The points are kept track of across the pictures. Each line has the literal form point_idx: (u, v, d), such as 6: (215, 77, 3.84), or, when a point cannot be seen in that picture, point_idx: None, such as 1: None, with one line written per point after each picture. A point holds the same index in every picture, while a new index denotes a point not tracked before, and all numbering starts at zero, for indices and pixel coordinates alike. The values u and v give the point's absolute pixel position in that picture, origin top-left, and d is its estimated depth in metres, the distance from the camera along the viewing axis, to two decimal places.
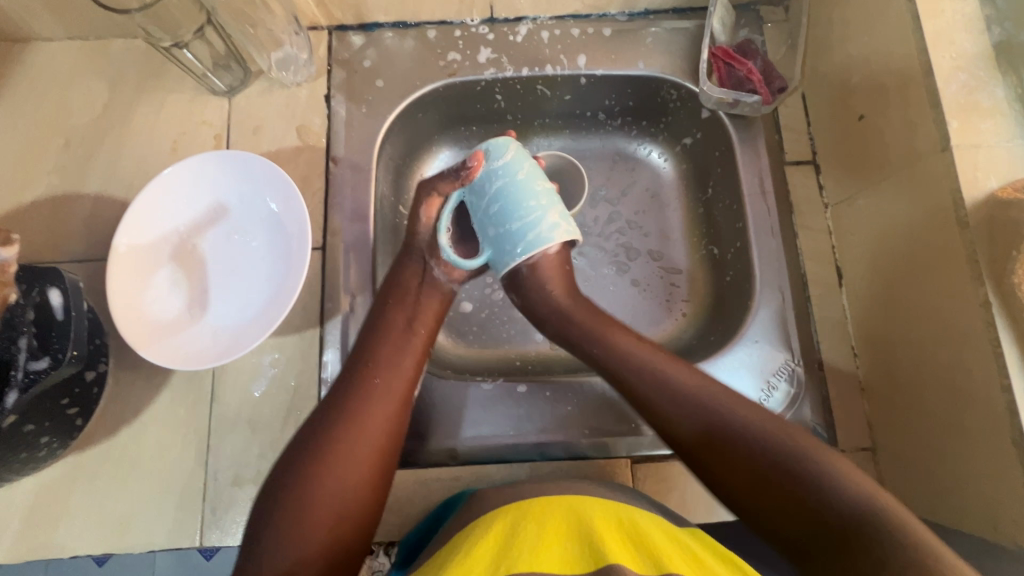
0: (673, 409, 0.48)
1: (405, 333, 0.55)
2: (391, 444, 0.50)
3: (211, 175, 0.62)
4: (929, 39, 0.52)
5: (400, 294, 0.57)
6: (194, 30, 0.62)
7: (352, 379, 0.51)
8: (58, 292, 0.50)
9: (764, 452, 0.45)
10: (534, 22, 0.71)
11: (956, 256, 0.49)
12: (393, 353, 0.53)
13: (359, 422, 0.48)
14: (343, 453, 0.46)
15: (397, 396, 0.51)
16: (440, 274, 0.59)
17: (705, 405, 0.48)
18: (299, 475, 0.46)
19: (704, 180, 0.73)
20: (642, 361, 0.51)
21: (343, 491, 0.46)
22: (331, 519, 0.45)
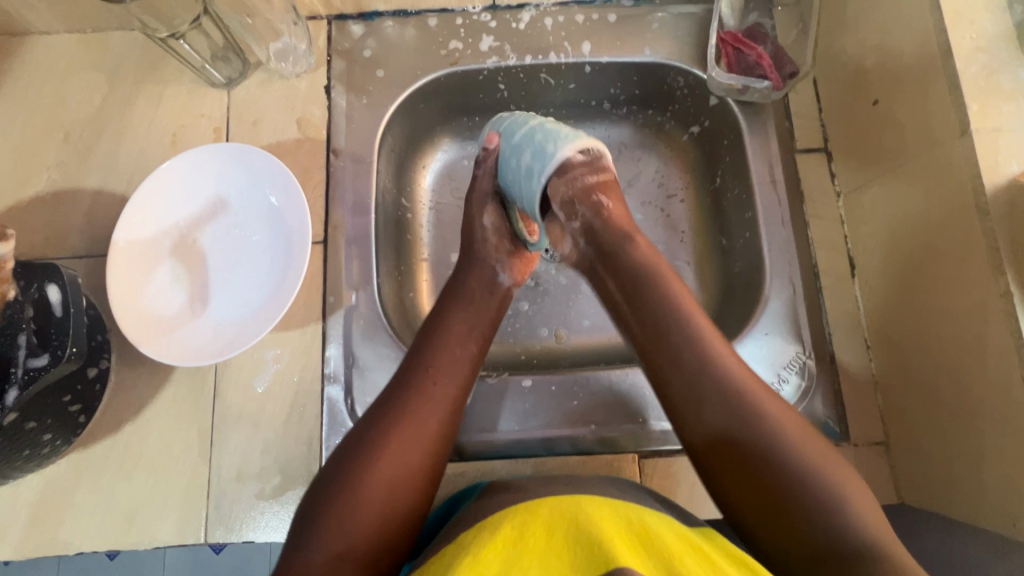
0: (713, 403, 0.45)
1: (465, 334, 0.53)
2: (443, 448, 0.48)
3: (211, 168, 0.61)
4: (948, 19, 0.49)
5: (465, 292, 0.56)
6: (189, 21, 0.60)
7: (411, 379, 0.49)
8: (55, 287, 0.49)
9: (785, 470, 0.42)
10: (537, 9, 0.69)
11: (977, 245, 0.47)
12: (452, 356, 0.51)
13: (415, 423, 0.47)
14: (395, 453, 0.45)
15: (452, 399, 0.50)
16: (505, 277, 0.60)
17: (748, 412, 0.44)
18: (351, 471, 0.45)
19: (712, 169, 0.72)
20: (701, 350, 0.47)
21: (395, 492, 0.45)
22: (380, 519, 0.44)
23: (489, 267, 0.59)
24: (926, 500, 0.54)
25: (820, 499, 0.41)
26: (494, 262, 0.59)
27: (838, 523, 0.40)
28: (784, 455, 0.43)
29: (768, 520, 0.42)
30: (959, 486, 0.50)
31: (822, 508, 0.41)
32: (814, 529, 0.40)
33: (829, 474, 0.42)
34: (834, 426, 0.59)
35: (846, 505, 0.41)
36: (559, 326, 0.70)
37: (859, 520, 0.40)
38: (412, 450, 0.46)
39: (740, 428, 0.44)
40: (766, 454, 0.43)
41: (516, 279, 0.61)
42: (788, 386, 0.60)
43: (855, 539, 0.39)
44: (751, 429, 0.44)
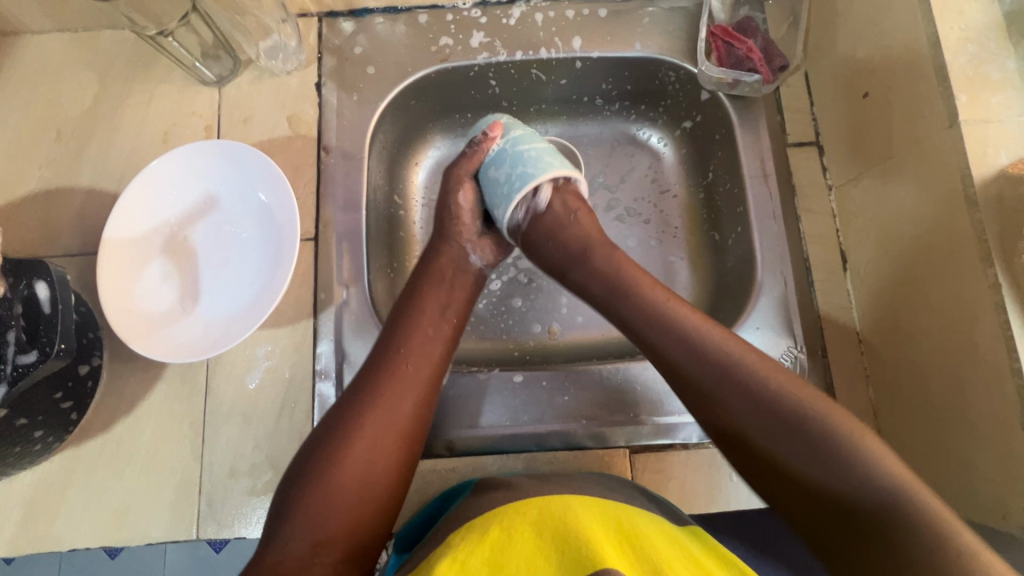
0: (712, 385, 0.46)
1: (437, 318, 0.53)
2: (417, 431, 0.48)
3: (202, 166, 0.61)
4: (936, 11, 0.49)
5: (437, 277, 0.56)
6: (179, 19, 0.60)
7: (380, 365, 0.49)
8: (44, 284, 0.49)
9: (795, 425, 0.43)
10: (528, 5, 0.69)
11: (965, 236, 0.47)
12: (423, 341, 0.51)
13: (386, 409, 0.47)
14: (367, 438, 0.46)
15: (424, 383, 0.50)
16: (476, 258, 0.60)
17: (742, 380, 0.45)
18: (325, 459, 0.45)
19: (704, 164, 0.72)
20: (676, 326, 0.49)
21: (369, 479, 0.45)
22: (354, 506, 0.44)
23: (459, 249, 0.59)
24: None
25: (830, 445, 0.42)
26: (463, 246, 0.59)
27: (859, 490, 0.40)
28: (789, 416, 0.44)
29: (792, 491, 0.43)
30: (946, 479, 0.51)
31: (841, 458, 0.41)
32: (837, 488, 0.41)
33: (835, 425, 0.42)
34: None
35: (865, 450, 0.41)
36: (552, 322, 0.70)
37: (882, 466, 0.40)
38: (383, 436, 0.46)
39: (739, 400, 0.45)
40: (767, 422, 0.44)
41: (489, 260, 0.61)
42: None
43: (881, 488, 0.40)
44: (745, 399, 0.45)
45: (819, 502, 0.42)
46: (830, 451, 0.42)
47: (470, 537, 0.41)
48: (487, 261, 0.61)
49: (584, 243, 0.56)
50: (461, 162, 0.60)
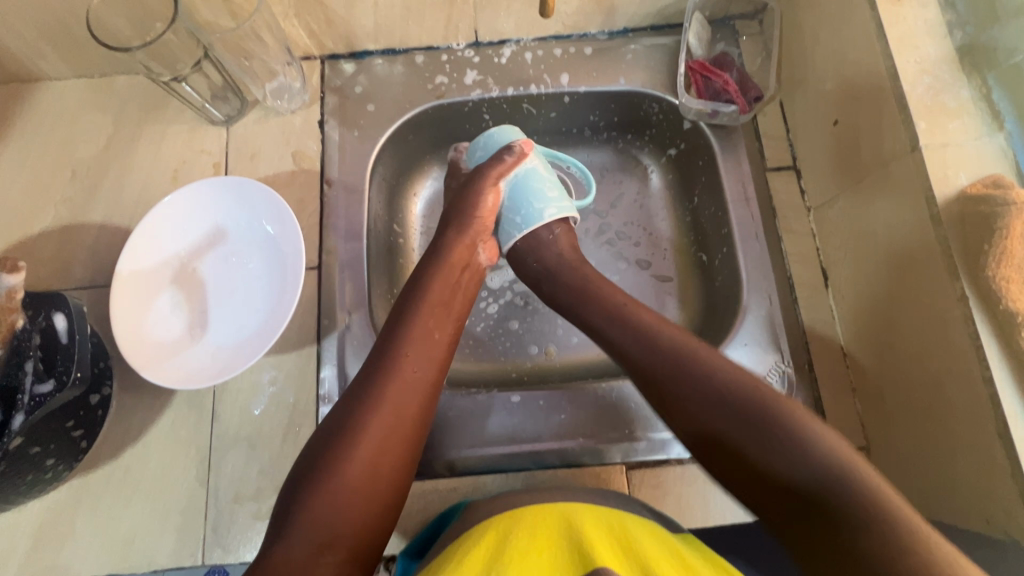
0: (680, 383, 0.48)
1: (438, 319, 0.55)
2: (421, 430, 0.50)
3: (210, 201, 0.64)
4: (892, 46, 0.54)
5: (441, 276, 0.57)
6: (191, 64, 0.65)
7: (385, 366, 0.51)
8: (62, 316, 0.52)
9: (749, 416, 0.45)
10: (518, 44, 0.73)
11: (933, 251, 0.49)
12: (425, 344, 0.53)
13: (392, 409, 0.49)
14: (376, 437, 0.47)
15: (427, 384, 0.51)
16: (485, 260, 0.62)
17: (700, 375, 0.48)
18: (334, 458, 0.46)
19: (690, 189, 0.75)
20: (655, 339, 0.51)
21: (375, 478, 0.46)
22: (363, 502, 0.45)
23: (471, 249, 0.60)
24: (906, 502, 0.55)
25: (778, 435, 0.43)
26: (475, 245, 0.61)
27: (815, 468, 0.41)
28: (744, 409, 0.45)
29: (766, 485, 0.43)
30: (933, 485, 0.52)
31: (785, 441, 0.43)
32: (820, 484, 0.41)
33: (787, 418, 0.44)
34: None
35: (823, 446, 0.42)
36: (549, 343, 0.72)
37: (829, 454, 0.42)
38: (387, 438, 0.48)
39: (693, 390, 0.47)
40: (731, 420, 0.45)
41: (493, 259, 0.63)
42: None
43: (834, 482, 0.40)
44: (702, 389, 0.47)
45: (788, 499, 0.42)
46: (785, 447, 0.43)
47: (470, 543, 0.43)
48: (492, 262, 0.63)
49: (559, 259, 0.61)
50: (496, 163, 0.63)
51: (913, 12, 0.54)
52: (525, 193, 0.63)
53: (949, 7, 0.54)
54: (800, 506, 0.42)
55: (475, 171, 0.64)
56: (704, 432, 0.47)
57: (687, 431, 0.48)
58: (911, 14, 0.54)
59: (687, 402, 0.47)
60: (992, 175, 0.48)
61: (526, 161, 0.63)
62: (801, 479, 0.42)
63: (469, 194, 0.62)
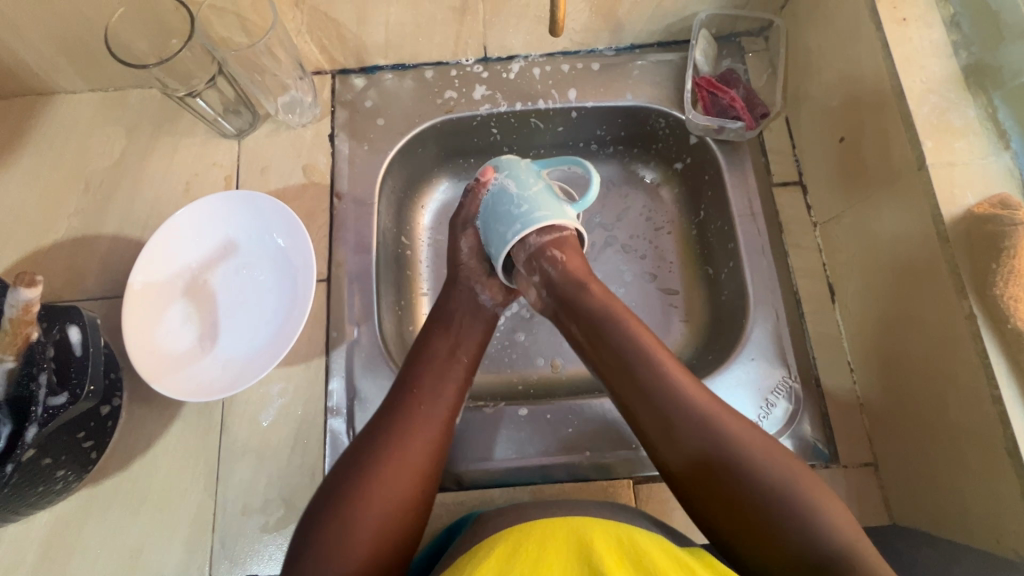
0: (676, 421, 0.47)
1: (449, 360, 0.56)
2: (434, 469, 0.50)
3: (222, 214, 0.65)
4: (899, 66, 0.54)
5: (451, 321, 0.59)
6: (206, 80, 0.66)
7: (397, 406, 0.52)
8: (76, 328, 0.52)
9: (750, 463, 0.45)
10: (526, 60, 0.74)
11: (939, 269, 0.50)
12: (437, 383, 0.54)
13: (401, 452, 0.49)
14: (389, 475, 0.47)
15: (437, 424, 0.52)
16: (486, 298, 0.62)
17: (698, 416, 0.47)
18: (348, 497, 0.46)
19: (696, 203, 0.76)
20: (657, 372, 0.50)
21: (388, 516, 0.46)
22: (371, 546, 0.45)
23: (470, 290, 0.61)
24: (916, 520, 0.55)
25: (783, 490, 0.44)
26: (473, 287, 0.62)
27: (817, 533, 0.42)
28: (758, 466, 0.45)
29: (762, 546, 0.44)
30: (943, 504, 0.52)
31: (794, 506, 0.43)
32: (824, 551, 0.41)
33: (792, 483, 0.44)
34: (823, 449, 0.60)
35: (818, 504, 0.43)
36: (554, 356, 0.72)
37: (828, 523, 0.42)
38: (400, 476, 0.48)
39: (692, 432, 0.47)
40: (726, 459, 0.46)
41: (497, 299, 0.63)
42: (777, 410, 0.61)
43: (832, 549, 0.41)
44: (702, 434, 0.46)
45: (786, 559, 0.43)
46: (785, 501, 0.43)
47: (480, 558, 0.43)
48: (499, 302, 0.63)
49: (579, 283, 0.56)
50: (465, 204, 0.63)
51: (919, 32, 0.55)
52: (494, 220, 0.59)
53: (955, 28, 0.55)
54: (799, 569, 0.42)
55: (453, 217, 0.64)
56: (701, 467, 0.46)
57: (678, 461, 0.47)
58: (917, 34, 0.55)
59: (687, 439, 0.47)
60: (998, 194, 0.48)
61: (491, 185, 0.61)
62: (797, 535, 0.42)
63: (454, 242, 0.64)
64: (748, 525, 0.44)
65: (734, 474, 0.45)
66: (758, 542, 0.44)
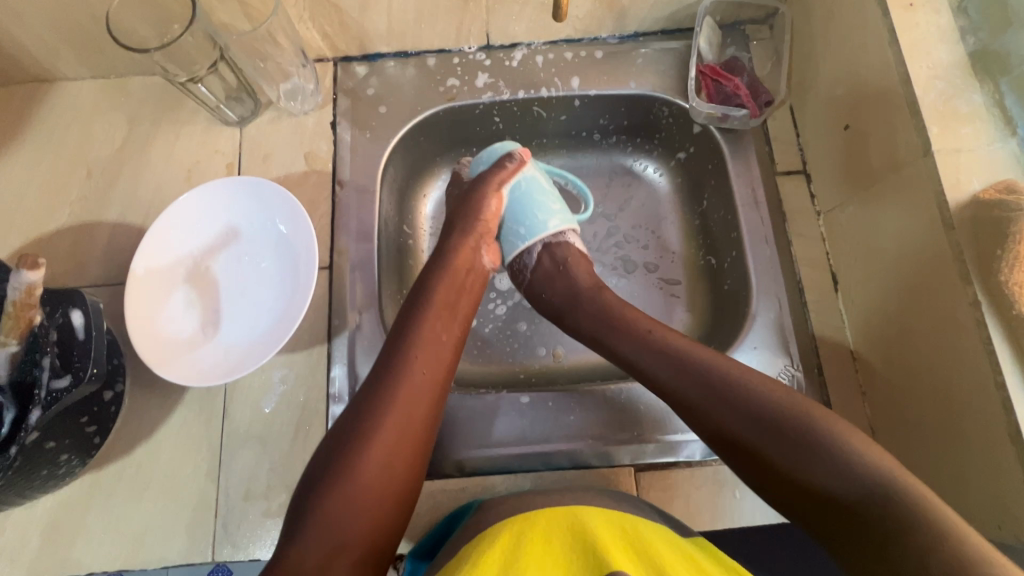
0: (696, 394, 0.49)
1: (444, 321, 0.55)
2: (431, 431, 0.51)
3: (224, 201, 0.65)
4: (905, 52, 0.54)
5: (446, 280, 0.58)
6: (208, 65, 0.65)
7: (392, 367, 0.51)
8: (79, 313, 0.52)
9: (771, 423, 0.46)
10: (529, 48, 0.74)
11: (945, 256, 0.50)
12: (433, 345, 0.53)
13: (400, 414, 0.49)
14: (387, 438, 0.47)
15: (434, 385, 0.52)
16: (488, 261, 0.62)
17: (718, 381, 0.49)
18: (346, 459, 0.46)
19: (699, 192, 0.76)
20: (668, 351, 0.52)
21: (387, 480, 0.47)
22: (372, 507, 0.46)
23: (472, 249, 0.61)
24: None
25: (795, 444, 0.44)
26: (478, 246, 0.62)
27: (851, 475, 0.41)
28: (768, 420, 0.46)
29: (797, 492, 0.44)
30: (946, 491, 0.52)
31: (824, 454, 0.43)
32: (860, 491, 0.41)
33: (820, 429, 0.44)
34: None
35: (850, 447, 0.42)
36: (556, 345, 0.72)
37: (855, 460, 0.42)
38: (398, 439, 0.48)
39: (712, 402, 0.48)
40: (745, 421, 0.47)
41: (496, 262, 0.64)
42: None
43: (870, 488, 0.41)
44: (722, 402, 0.48)
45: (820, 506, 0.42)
46: (811, 450, 0.43)
47: (482, 546, 0.43)
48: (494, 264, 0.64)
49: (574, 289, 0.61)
50: (497, 171, 0.64)
51: (926, 18, 0.54)
52: (526, 206, 0.64)
53: (962, 13, 0.55)
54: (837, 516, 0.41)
55: (475, 178, 0.64)
56: (722, 437, 0.48)
57: (712, 424, 0.48)
58: (924, 19, 0.54)
59: (698, 406, 0.49)
60: (1004, 180, 0.48)
61: (526, 169, 0.65)
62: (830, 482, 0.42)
63: (470, 200, 0.63)
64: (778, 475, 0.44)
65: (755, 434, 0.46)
66: (782, 488, 0.44)
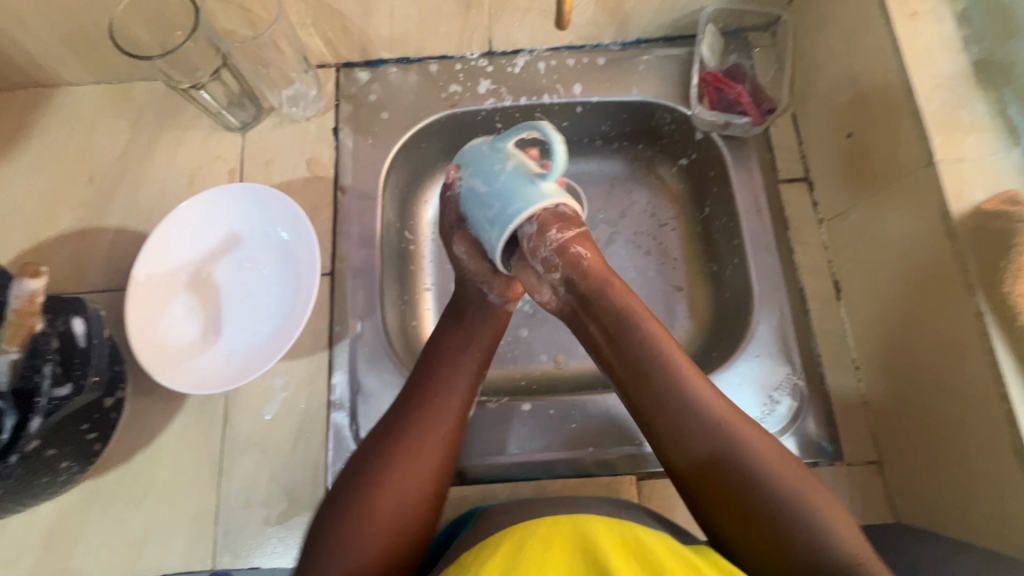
0: (692, 428, 0.46)
1: (466, 350, 0.55)
2: (449, 465, 0.51)
3: (226, 207, 0.65)
4: (908, 61, 0.54)
5: (467, 312, 0.58)
6: (210, 73, 0.65)
7: (416, 399, 0.51)
8: (80, 320, 0.53)
9: (762, 478, 0.44)
10: (531, 54, 0.74)
11: (947, 267, 0.49)
12: (454, 376, 0.53)
13: (421, 446, 0.49)
14: (408, 470, 0.48)
15: (448, 426, 0.51)
16: (493, 295, 0.58)
17: (707, 422, 0.46)
18: (368, 489, 0.47)
19: (701, 199, 0.75)
20: (670, 374, 0.48)
21: (405, 513, 0.47)
22: (380, 552, 0.45)
23: (478, 287, 0.58)
24: (920, 518, 0.55)
25: (789, 499, 0.43)
26: (479, 283, 0.58)
27: (820, 542, 0.42)
28: (769, 477, 0.44)
29: (758, 551, 0.44)
30: (949, 503, 0.52)
31: (806, 519, 0.42)
32: (828, 558, 0.41)
33: (805, 494, 0.44)
34: (827, 447, 0.60)
35: (827, 519, 0.42)
36: (557, 352, 0.72)
37: (836, 537, 0.42)
38: (419, 471, 0.48)
39: (704, 440, 0.45)
40: (734, 463, 0.45)
41: (506, 293, 0.58)
42: (780, 407, 0.61)
43: (835, 560, 0.41)
44: (716, 441, 0.45)
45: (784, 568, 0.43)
46: (794, 512, 0.43)
47: (482, 559, 0.42)
48: (510, 298, 0.59)
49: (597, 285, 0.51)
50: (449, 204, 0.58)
51: (929, 27, 0.54)
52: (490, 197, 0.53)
53: (965, 23, 0.55)
54: None
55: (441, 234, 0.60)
56: (703, 470, 0.46)
57: (687, 466, 0.46)
58: (927, 29, 0.54)
59: (689, 442, 0.46)
60: (1007, 191, 0.48)
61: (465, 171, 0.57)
62: (804, 549, 0.42)
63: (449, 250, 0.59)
64: (749, 529, 0.44)
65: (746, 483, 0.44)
66: (759, 546, 0.44)
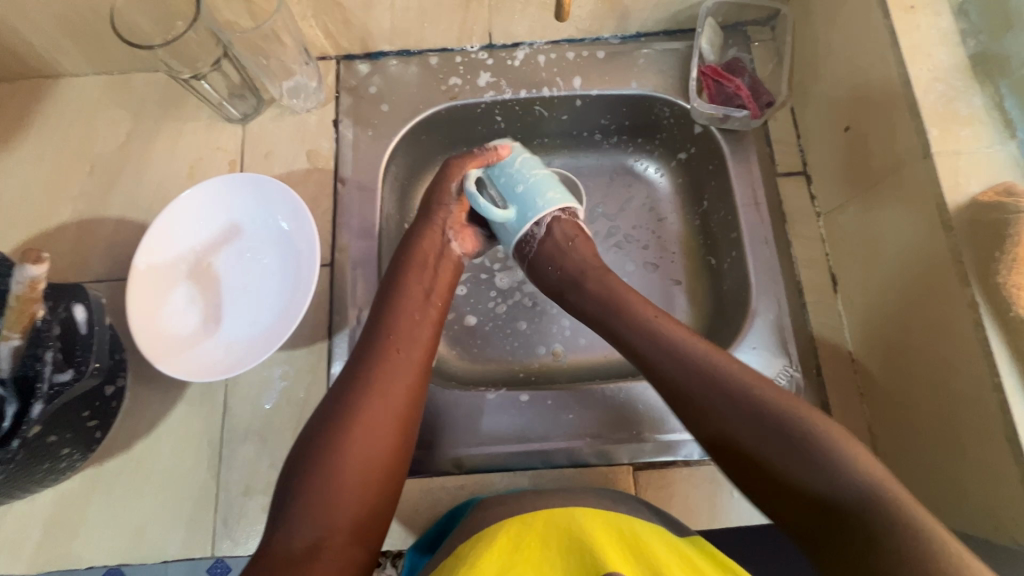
0: (690, 385, 0.49)
1: (423, 303, 0.57)
2: (414, 412, 0.51)
3: (226, 198, 0.65)
4: (906, 54, 0.54)
5: (418, 265, 0.59)
6: (211, 63, 0.66)
7: (375, 352, 0.52)
8: (81, 307, 0.53)
9: (763, 421, 0.46)
10: (531, 47, 0.74)
11: (943, 258, 0.50)
12: (412, 327, 0.54)
13: (382, 394, 0.49)
14: (370, 418, 0.48)
15: (415, 367, 0.52)
16: (457, 246, 0.64)
17: (709, 374, 0.49)
18: (331, 439, 0.47)
19: (700, 193, 0.76)
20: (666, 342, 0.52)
21: (371, 461, 0.47)
22: (358, 491, 0.46)
23: (440, 235, 0.62)
24: None
25: (786, 434, 0.45)
26: (445, 232, 0.63)
27: (836, 471, 0.42)
28: (762, 417, 0.46)
29: (779, 493, 0.45)
30: (943, 494, 0.52)
31: (816, 454, 0.43)
32: (845, 487, 0.42)
33: (810, 426, 0.45)
34: None
35: (838, 448, 0.43)
36: (555, 344, 0.73)
37: (848, 462, 0.43)
38: (381, 419, 0.48)
39: (708, 396, 0.48)
40: (732, 408, 0.47)
41: (469, 248, 0.65)
42: None
43: (855, 490, 0.41)
44: (717, 394, 0.48)
45: (804, 503, 0.43)
46: (799, 442, 0.44)
47: (478, 549, 0.43)
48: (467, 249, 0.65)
49: (580, 270, 0.60)
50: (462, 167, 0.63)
51: (927, 20, 0.55)
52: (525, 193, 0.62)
53: (963, 16, 0.55)
54: (822, 512, 0.42)
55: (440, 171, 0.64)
56: (719, 438, 0.48)
57: (701, 431, 0.49)
58: (925, 22, 0.55)
59: (691, 399, 0.49)
60: (1003, 183, 0.48)
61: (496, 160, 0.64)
62: (822, 485, 0.42)
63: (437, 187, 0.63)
64: (767, 473, 0.45)
65: (744, 427, 0.46)
66: (774, 485, 0.45)
